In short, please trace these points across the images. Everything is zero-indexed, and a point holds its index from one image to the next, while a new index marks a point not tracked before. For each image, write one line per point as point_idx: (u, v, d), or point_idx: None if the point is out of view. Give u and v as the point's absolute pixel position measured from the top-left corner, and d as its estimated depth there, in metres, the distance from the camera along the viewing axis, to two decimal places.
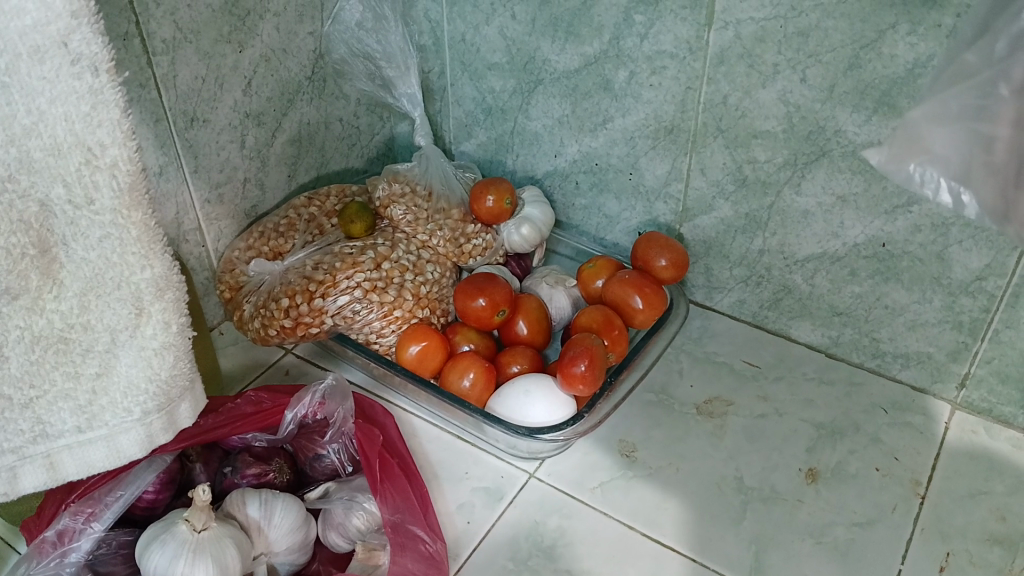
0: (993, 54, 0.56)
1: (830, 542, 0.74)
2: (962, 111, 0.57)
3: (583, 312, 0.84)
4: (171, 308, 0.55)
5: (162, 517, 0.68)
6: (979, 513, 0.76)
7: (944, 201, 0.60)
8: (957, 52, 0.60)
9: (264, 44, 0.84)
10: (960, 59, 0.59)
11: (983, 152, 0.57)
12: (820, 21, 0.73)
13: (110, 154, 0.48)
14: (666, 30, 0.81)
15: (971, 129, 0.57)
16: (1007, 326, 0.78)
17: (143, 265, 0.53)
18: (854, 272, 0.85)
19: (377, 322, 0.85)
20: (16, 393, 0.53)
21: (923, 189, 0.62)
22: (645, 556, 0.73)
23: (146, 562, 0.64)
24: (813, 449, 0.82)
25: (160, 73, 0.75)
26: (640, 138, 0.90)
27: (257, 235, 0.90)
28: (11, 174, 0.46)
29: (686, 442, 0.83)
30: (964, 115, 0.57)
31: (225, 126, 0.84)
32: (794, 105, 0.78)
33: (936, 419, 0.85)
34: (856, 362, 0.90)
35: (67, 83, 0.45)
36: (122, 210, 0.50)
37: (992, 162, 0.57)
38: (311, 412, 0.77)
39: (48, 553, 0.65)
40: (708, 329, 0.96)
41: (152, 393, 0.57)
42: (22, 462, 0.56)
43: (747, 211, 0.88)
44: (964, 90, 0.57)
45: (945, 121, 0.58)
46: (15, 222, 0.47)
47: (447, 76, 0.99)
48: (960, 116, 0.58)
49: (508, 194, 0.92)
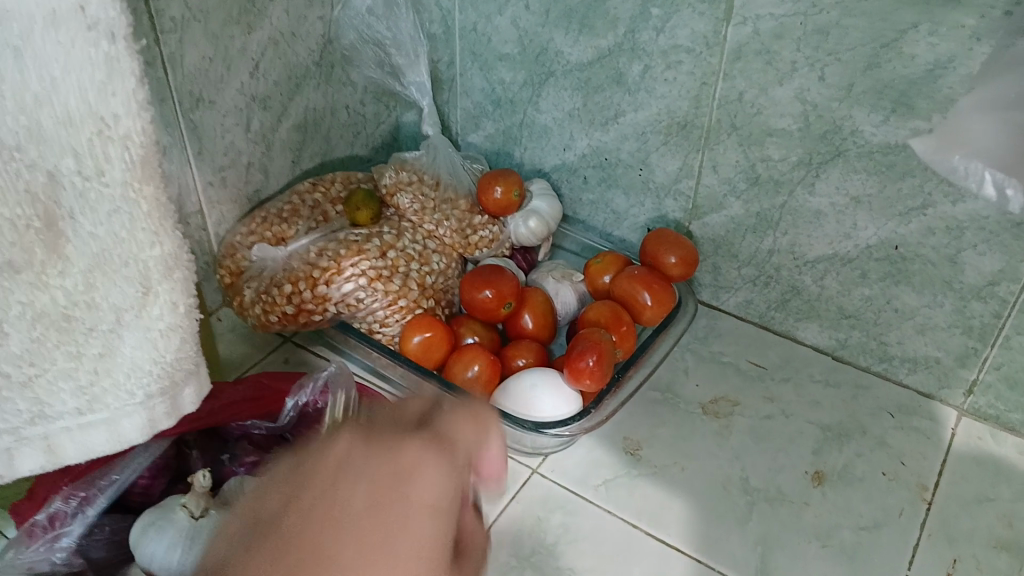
0: None
1: (837, 545, 0.74)
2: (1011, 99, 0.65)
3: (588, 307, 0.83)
4: (179, 289, 0.55)
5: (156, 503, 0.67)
6: (986, 519, 0.76)
7: (987, 192, 0.70)
8: None
9: (273, 27, 0.83)
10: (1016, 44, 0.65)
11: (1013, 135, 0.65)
12: (840, 18, 0.72)
13: (122, 125, 0.47)
14: (683, 25, 0.80)
15: (1004, 118, 0.66)
16: (1018, 332, 0.78)
17: (153, 242, 0.52)
18: (864, 274, 0.84)
19: (381, 311, 0.84)
20: (15, 371, 0.51)
21: (967, 179, 0.71)
22: (649, 555, 0.72)
23: (141, 549, 0.62)
24: (818, 451, 0.82)
25: (168, 52, 0.73)
26: (652, 134, 0.89)
27: (259, 220, 0.87)
28: (21, 143, 0.44)
29: (692, 441, 0.82)
30: (1005, 104, 0.65)
31: (231, 109, 0.82)
32: (810, 103, 0.78)
33: (943, 424, 0.84)
34: (863, 365, 0.90)
35: (82, 50, 0.44)
36: (133, 183, 0.49)
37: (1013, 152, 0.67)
38: (313, 400, 0.75)
39: (39, 538, 0.63)
40: (714, 329, 0.95)
41: (156, 376, 0.57)
42: (20, 444, 0.54)
43: (759, 210, 0.87)
44: (1014, 79, 0.65)
45: (983, 109, 0.67)
46: (22, 193, 0.45)
47: (456, 66, 0.98)
48: (995, 106, 0.66)
49: (517, 186, 0.91)
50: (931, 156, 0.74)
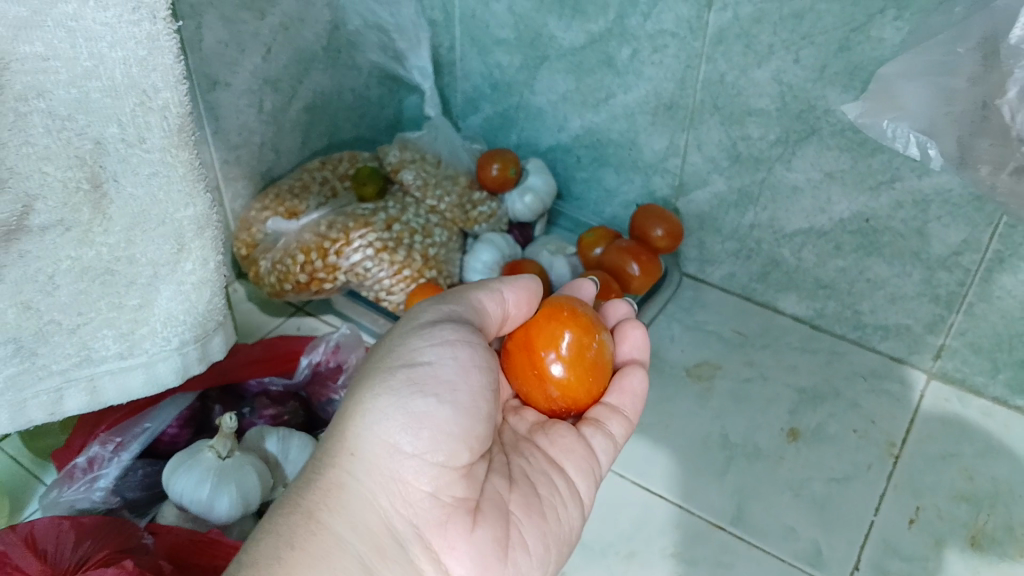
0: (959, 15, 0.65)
1: (808, 495, 0.79)
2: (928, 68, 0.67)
3: (568, 298, 0.59)
4: (209, 247, 0.60)
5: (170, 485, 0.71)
6: (949, 473, 0.82)
7: (911, 153, 0.70)
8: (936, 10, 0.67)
9: (283, 13, 0.87)
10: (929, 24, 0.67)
11: (944, 104, 0.66)
12: (814, 4, 0.76)
13: (162, 97, 0.50)
14: (668, 10, 0.84)
15: (936, 83, 0.66)
16: (981, 299, 0.83)
17: (187, 203, 0.56)
18: (839, 246, 0.89)
19: (387, 280, 0.89)
20: (64, 318, 0.56)
21: (894, 143, 0.71)
22: (633, 503, 0.78)
23: (173, 485, 0.71)
24: (794, 411, 0.87)
25: (187, 37, 0.77)
26: (641, 114, 0.93)
27: (273, 196, 0.93)
28: (70, 113, 0.48)
29: (676, 401, 0.88)
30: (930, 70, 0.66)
31: (245, 90, 0.86)
32: (787, 84, 0.82)
33: (911, 387, 0.90)
34: (838, 333, 0.95)
35: (127, 29, 0.47)
36: (171, 149, 0.53)
37: (954, 112, 0.66)
38: (325, 359, 0.85)
39: (79, 479, 0.73)
40: (699, 299, 1.01)
41: (189, 325, 0.62)
42: (68, 385, 0.59)
43: (740, 186, 0.92)
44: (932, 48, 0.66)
45: (910, 76, 0.68)
46: (72, 158, 0.49)
47: (456, 50, 1.03)
48: (925, 71, 0.67)
49: (513, 164, 0.98)
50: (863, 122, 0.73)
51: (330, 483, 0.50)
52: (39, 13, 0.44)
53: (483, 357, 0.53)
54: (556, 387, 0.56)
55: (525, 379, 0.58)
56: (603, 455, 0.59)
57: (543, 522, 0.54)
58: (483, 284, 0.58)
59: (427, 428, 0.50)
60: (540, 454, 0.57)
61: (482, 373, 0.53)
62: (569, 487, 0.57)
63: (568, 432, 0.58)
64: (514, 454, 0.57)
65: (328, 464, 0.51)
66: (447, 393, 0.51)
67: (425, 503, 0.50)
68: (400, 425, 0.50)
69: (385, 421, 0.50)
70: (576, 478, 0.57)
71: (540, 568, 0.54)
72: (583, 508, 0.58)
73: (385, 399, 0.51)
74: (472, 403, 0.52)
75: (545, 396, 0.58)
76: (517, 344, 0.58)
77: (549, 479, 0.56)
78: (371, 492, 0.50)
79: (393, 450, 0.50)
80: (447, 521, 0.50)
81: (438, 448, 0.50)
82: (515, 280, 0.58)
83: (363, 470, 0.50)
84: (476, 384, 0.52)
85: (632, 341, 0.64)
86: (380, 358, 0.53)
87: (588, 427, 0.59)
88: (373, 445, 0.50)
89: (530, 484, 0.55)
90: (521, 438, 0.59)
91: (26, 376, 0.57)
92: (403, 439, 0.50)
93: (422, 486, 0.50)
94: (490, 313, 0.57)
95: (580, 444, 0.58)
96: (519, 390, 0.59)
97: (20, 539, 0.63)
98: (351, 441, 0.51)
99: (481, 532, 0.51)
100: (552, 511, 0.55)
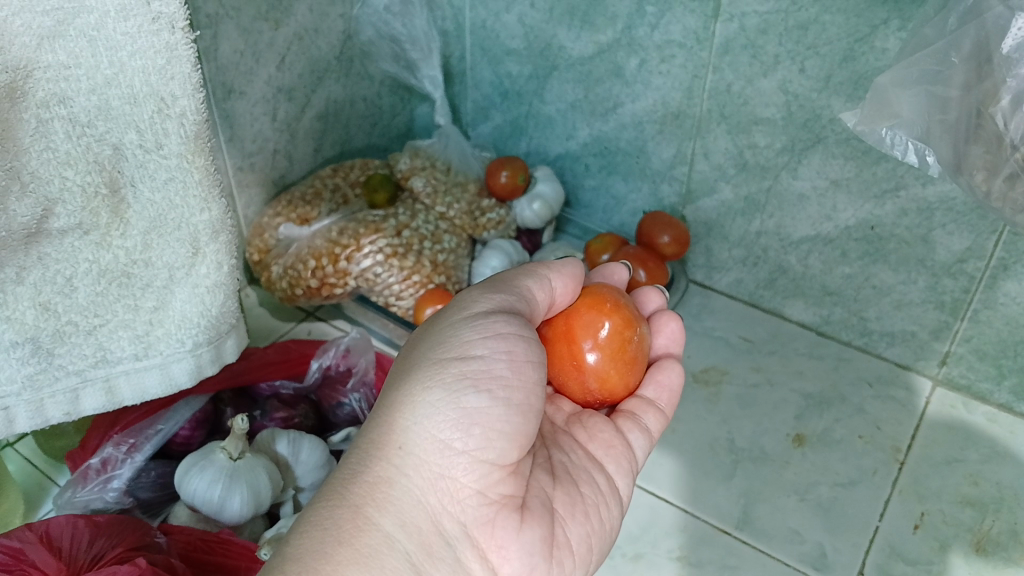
0: (945, 27, 0.60)
1: (814, 499, 0.80)
2: (921, 77, 0.62)
3: (610, 289, 0.59)
4: (224, 250, 0.61)
5: (184, 488, 0.72)
6: (954, 478, 0.82)
7: (911, 160, 0.67)
8: (925, 15, 0.64)
9: (298, 24, 0.89)
10: (920, 32, 0.63)
11: (938, 112, 0.61)
12: (819, 15, 0.77)
13: (180, 105, 0.52)
14: (675, 21, 0.85)
15: (933, 92, 0.61)
16: (985, 306, 0.83)
17: (203, 208, 0.57)
18: (845, 253, 0.90)
19: (396, 285, 0.91)
20: (82, 320, 0.58)
21: (891, 149, 0.68)
22: (640, 505, 0.79)
23: (185, 485, 0.72)
24: (801, 416, 0.88)
25: (203, 46, 0.78)
26: (648, 123, 0.94)
27: (285, 203, 0.95)
28: (90, 120, 0.49)
29: (683, 405, 0.89)
30: (924, 80, 0.62)
31: (259, 99, 0.88)
32: (793, 94, 0.83)
33: (917, 393, 0.91)
34: (845, 339, 0.96)
35: (147, 38, 0.48)
36: (188, 155, 0.54)
37: (947, 120, 0.60)
38: (335, 363, 0.86)
39: (93, 479, 0.74)
40: (707, 306, 1.02)
41: (204, 327, 0.63)
42: (84, 384, 0.61)
43: (746, 194, 0.93)
44: (924, 58, 0.62)
45: (906, 84, 0.63)
46: (91, 162, 0.51)
47: (467, 60, 1.04)
48: (920, 80, 0.62)
49: (522, 171, 0.99)
50: (859, 130, 0.69)
51: (378, 477, 0.50)
52: (62, 24, 0.45)
53: (535, 350, 0.53)
54: (594, 378, 0.57)
55: (561, 369, 0.58)
56: (640, 450, 0.60)
57: (587, 522, 0.55)
58: (531, 271, 0.57)
59: (480, 425, 0.51)
60: (580, 450, 0.58)
61: (533, 368, 0.53)
62: (609, 485, 0.58)
63: (607, 427, 0.59)
64: (555, 449, 0.58)
65: (375, 457, 0.50)
66: (501, 390, 0.51)
67: (472, 501, 0.51)
68: (452, 422, 0.50)
69: (436, 415, 0.51)
70: (616, 474, 0.58)
71: (582, 566, 0.55)
72: (622, 505, 0.59)
73: (437, 394, 0.51)
74: (523, 400, 0.52)
75: (581, 387, 0.58)
76: (555, 334, 0.58)
77: (589, 475, 0.57)
78: (420, 488, 0.50)
79: (443, 446, 0.51)
80: (495, 520, 0.51)
81: (490, 445, 0.51)
82: (561, 266, 0.58)
83: (413, 465, 0.50)
84: (528, 378, 0.53)
85: (667, 333, 0.64)
86: (431, 349, 0.53)
87: (625, 421, 0.60)
88: (422, 438, 0.51)
89: (572, 481, 0.56)
90: (559, 431, 0.60)
91: (44, 376, 0.58)
92: (454, 435, 0.50)
93: (471, 484, 0.51)
94: (540, 301, 0.57)
95: (620, 439, 0.59)
96: (552, 379, 0.60)
97: (37, 537, 0.64)
98: (399, 435, 0.51)
99: (528, 531, 0.51)
100: (595, 510, 0.56)
